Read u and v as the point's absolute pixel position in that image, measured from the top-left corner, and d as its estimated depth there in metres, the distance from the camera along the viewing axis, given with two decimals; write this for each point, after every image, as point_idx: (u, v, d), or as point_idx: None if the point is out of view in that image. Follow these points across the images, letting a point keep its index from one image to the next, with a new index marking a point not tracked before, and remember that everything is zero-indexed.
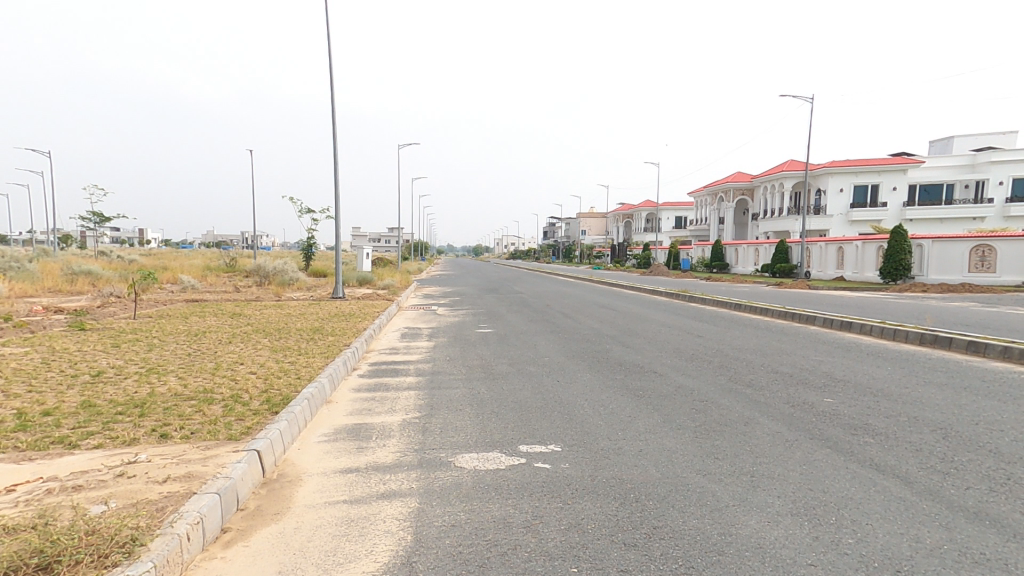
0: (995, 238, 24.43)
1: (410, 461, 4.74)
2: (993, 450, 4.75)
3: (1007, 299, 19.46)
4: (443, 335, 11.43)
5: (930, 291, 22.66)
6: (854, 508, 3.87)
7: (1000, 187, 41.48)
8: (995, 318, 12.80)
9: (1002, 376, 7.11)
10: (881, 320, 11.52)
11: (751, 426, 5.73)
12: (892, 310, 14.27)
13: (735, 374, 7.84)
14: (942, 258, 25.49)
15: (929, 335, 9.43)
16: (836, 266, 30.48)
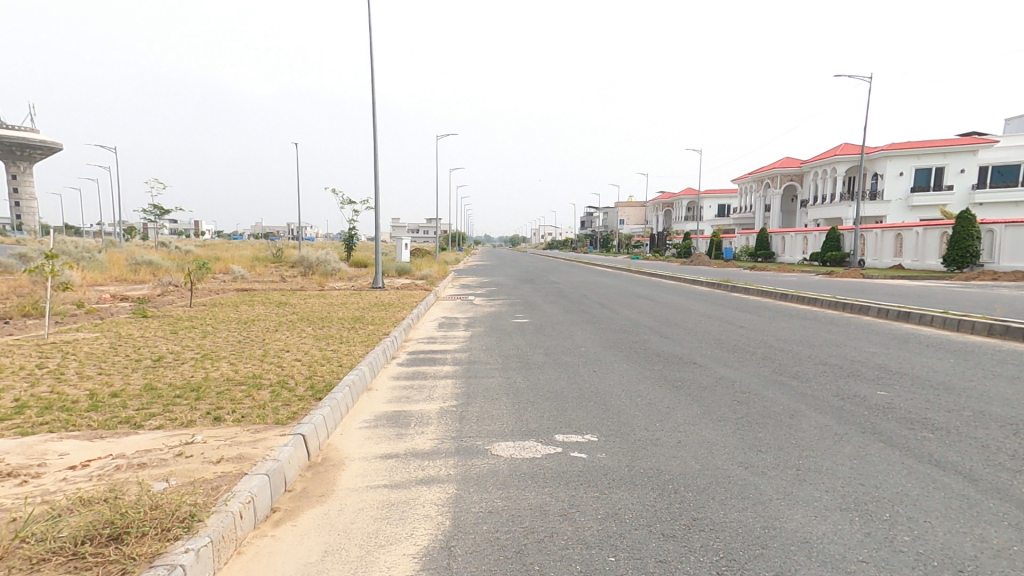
0: None
1: (447, 448, 4.83)
2: None
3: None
4: (480, 325, 11.53)
5: (999, 281, 21.19)
6: (910, 505, 3.69)
7: None
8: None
9: None
10: (943, 310, 10.88)
11: (797, 419, 5.55)
12: (956, 300, 13.41)
13: (781, 366, 7.59)
14: (1017, 243, 23.79)
15: (998, 326, 8.84)
16: (894, 253, 28.97)
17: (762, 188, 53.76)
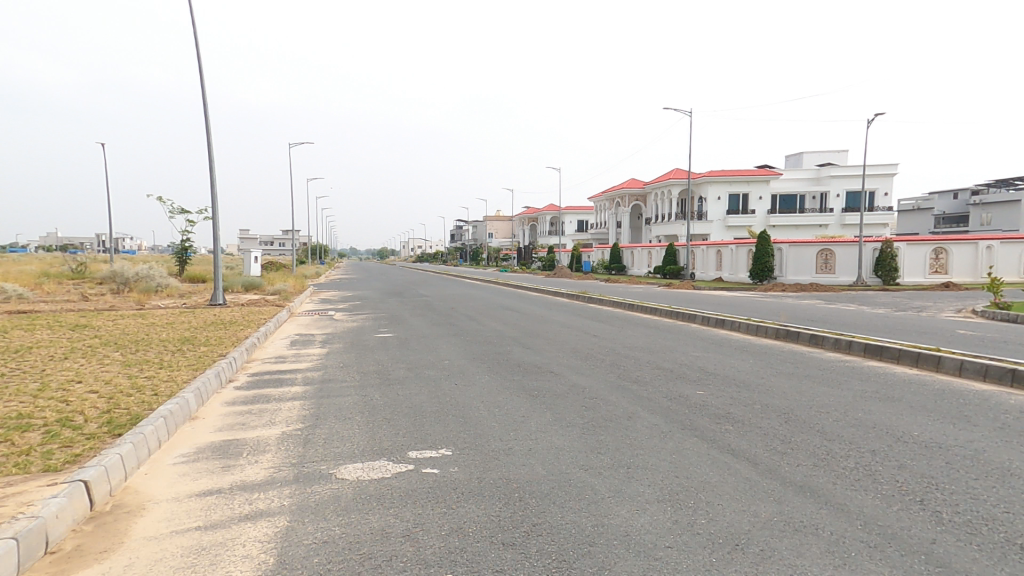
0: (835, 244, 27.92)
1: (284, 477, 4.48)
2: (820, 430, 5.36)
3: (849, 296, 22.40)
4: (338, 342, 10.97)
5: (790, 291, 25.47)
6: (709, 491, 4.21)
7: (838, 199, 46.94)
8: (836, 313, 14.66)
9: (835, 364, 8.14)
10: (747, 317, 12.76)
11: (633, 420, 6.07)
12: (758, 308, 15.81)
13: (623, 371, 8.27)
14: (796, 261, 28.59)
15: (781, 329, 10.55)
16: (715, 267, 33.30)
17: (613, 206, 58.89)
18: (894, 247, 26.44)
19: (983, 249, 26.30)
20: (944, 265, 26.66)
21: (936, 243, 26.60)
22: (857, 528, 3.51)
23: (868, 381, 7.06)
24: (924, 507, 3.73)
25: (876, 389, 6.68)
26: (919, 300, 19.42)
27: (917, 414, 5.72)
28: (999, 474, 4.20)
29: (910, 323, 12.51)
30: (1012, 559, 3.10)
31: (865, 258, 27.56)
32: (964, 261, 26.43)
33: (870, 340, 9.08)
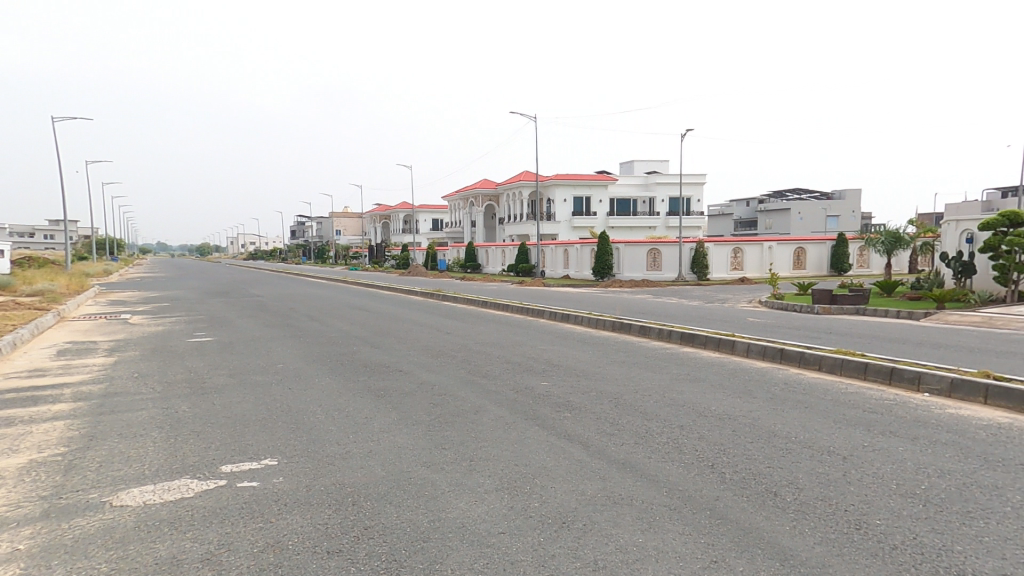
0: (660, 244, 30.83)
1: (28, 514, 3.62)
2: (643, 411, 5.82)
3: (673, 291, 25.36)
4: (138, 349, 9.40)
5: (626, 287, 28.13)
6: (545, 476, 4.29)
7: (663, 204, 52.20)
8: (661, 306, 16.45)
9: (659, 351, 9.05)
10: (588, 311, 13.70)
11: (480, 414, 6.04)
12: (598, 303, 17.11)
13: (473, 366, 8.27)
14: (630, 259, 31.21)
15: (615, 321, 11.50)
16: (563, 266, 35.61)
17: (468, 206, 59.90)
18: (704, 247, 30.44)
19: (766, 249, 31.49)
20: (740, 263, 31.39)
21: (733, 243, 31.11)
22: (663, 495, 3.82)
23: (685, 366, 7.93)
24: (716, 470, 4.20)
25: (688, 371, 7.55)
26: (725, 294, 22.70)
27: (716, 390, 6.56)
28: (773, 437, 4.94)
29: (716, 313, 14.49)
30: (779, 506, 3.61)
31: (684, 257, 30.91)
32: (753, 259, 31.46)
33: (685, 329, 10.29)
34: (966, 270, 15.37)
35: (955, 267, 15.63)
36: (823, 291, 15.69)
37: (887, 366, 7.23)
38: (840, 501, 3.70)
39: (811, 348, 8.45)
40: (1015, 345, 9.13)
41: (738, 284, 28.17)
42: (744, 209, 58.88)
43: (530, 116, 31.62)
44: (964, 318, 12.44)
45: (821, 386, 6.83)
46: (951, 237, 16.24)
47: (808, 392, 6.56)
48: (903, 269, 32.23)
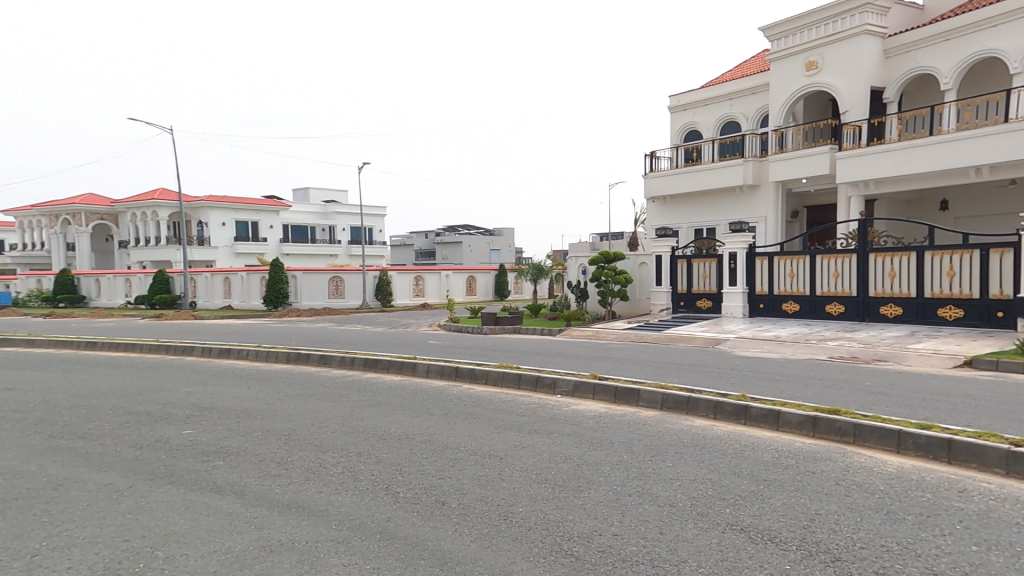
0: (343, 272, 30.75)
1: None
2: (315, 443, 5.42)
3: (360, 318, 25.33)
4: None
5: (302, 315, 26.87)
6: (177, 542, 3.47)
7: (345, 232, 51.80)
8: (336, 334, 16.14)
9: (333, 380, 8.80)
10: (255, 344, 12.51)
11: (66, 487, 4.52)
12: (264, 335, 15.66)
13: (69, 427, 6.24)
14: (309, 287, 30.27)
15: (293, 353, 10.67)
16: (223, 295, 31.88)
17: (64, 225, 47.13)
18: (387, 275, 31.68)
19: (445, 277, 34.82)
20: (421, 289, 33.77)
21: (415, 272, 33.45)
22: (329, 528, 3.56)
23: (364, 391, 7.86)
24: (389, 491, 4.16)
25: (365, 397, 7.48)
26: (406, 319, 23.93)
27: (389, 412, 6.64)
28: (441, 450, 5.22)
29: (398, 338, 14.93)
30: (442, 514, 3.77)
31: (366, 284, 31.64)
32: (434, 286, 34.22)
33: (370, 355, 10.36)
34: (582, 294, 20.06)
35: (575, 292, 20.26)
36: (490, 314, 18.40)
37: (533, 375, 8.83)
38: (495, 498, 4.11)
39: (480, 365, 9.59)
40: (617, 351, 12.28)
41: (420, 309, 30.12)
42: (421, 240, 61.49)
43: (167, 131, 28.13)
44: (582, 331, 16.32)
45: (484, 399, 7.62)
46: (573, 268, 20.98)
47: (480, 404, 7.23)
48: (544, 295, 40.34)
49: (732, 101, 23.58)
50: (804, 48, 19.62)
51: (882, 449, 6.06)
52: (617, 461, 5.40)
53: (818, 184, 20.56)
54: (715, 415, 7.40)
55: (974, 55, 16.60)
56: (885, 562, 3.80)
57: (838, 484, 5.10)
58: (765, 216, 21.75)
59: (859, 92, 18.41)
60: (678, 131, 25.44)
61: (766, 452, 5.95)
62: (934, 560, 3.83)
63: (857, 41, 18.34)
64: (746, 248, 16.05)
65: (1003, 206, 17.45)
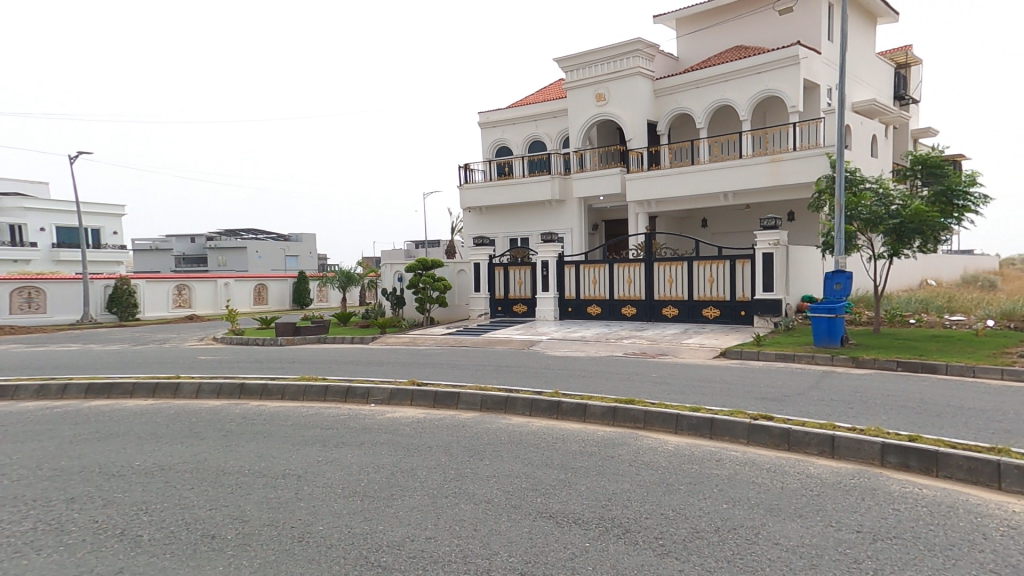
0: (38, 280, 24.58)
1: None
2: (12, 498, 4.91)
3: (126, 333, 21.07)
4: None
5: None
6: None
7: (40, 233, 39.51)
8: (44, 358, 13.53)
9: (33, 415, 8.05)
10: None
11: None
12: None
13: None
14: None
15: None
16: None
17: None
18: (127, 283, 26.49)
19: (220, 286, 30.99)
20: (187, 299, 29.31)
21: (177, 280, 28.97)
22: None
23: (94, 424, 7.41)
24: (127, 536, 4.15)
25: (96, 429, 7.12)
26: (187, 333, 20.55)
27: (156, 442, 6.52)
28: (220, 475, 5.38)
29: (161, 356, 13.71)
30: (213, 549, 3.95)
31: (91, 295, 26.05)
32: (205, 296, 30.10)
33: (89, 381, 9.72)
34: (399, 301, 19.86)
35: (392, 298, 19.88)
36: (287, 323, 16.78)
37: (344, 386, 8.77)
38: (283, 520, 4.41)
39: (276, 380, 9.38)
40: (429, 356, 12.35)
41: (184, 322, 26.20)
42: (185, 242, 52.06)
43: None
44: (399, 338, 15.99)
45: (285, 413, 7.82)
46: (388, 275, 20.43)
47: (267, 421, 7.39)
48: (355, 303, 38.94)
49: (537, 123, 25.63)
50: (593, 81, 22.33)
51: (665, 431, 6.95)
52: (430, 464, 5.68)
53: (612, 201, 23.46)
54: (530, 412, 7.78)
55: (712, 102, 20.50)
56: (663, 528, 4.33)
57: (630, 464, 5.68)
58: (571, 228, 24.06)
59: (638, 124, 21.48)
60: (490, 147, 26.83)
61: (574, 442, 6.39)
62: (698, 520, 4.49)
63: (634, 80, 21.40)
64: (555, 257, 17.45)
65: (745, 224, 21.81)
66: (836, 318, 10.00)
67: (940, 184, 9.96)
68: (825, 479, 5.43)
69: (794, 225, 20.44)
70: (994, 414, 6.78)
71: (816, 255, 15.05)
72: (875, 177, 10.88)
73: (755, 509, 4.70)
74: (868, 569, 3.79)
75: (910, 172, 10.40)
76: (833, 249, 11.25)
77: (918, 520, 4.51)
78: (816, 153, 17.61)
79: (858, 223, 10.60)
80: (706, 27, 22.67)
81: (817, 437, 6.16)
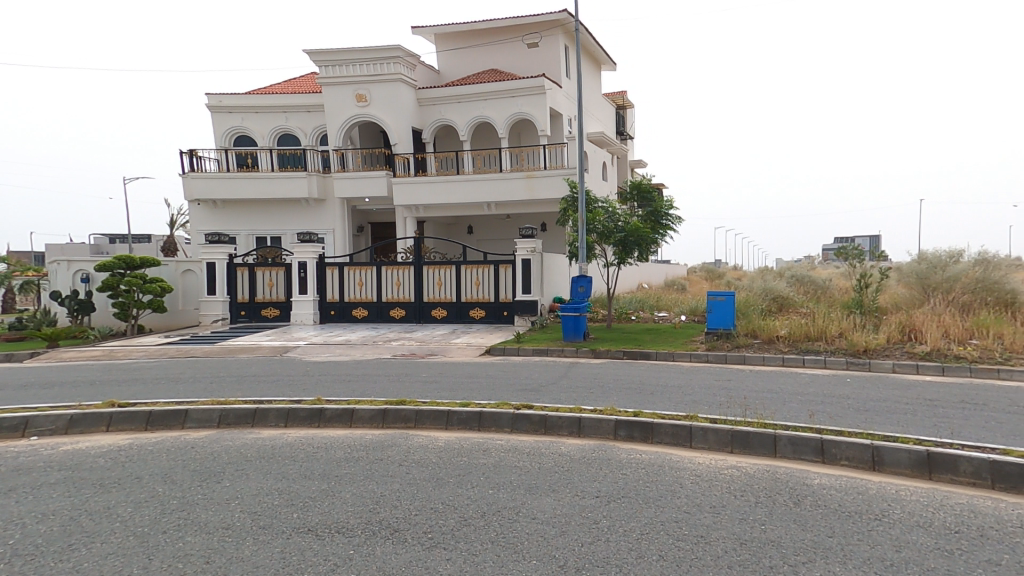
0: None
1: None
2: None
3: None
4: None
5: None
6: None
7: None
8: None
9: None
10: None
11: None
12: None
13: None
14: None
15: None
16: None
17: None
18: None
19: None
20: None
21: None
22: None
23: None
24: None
25: None
26: None
27: None
28: None
29: None
30: None
31: None
32: None
33: None
34: (80, 308, 15.28)
35: (70, 305, 15.22)
36: None
37: None
38: None
39: None
40: (136, 371, 9.83)
41: None
42: None
43: None
44: (88, 352, 12.38)
45: None
46: (64, 276, 15.93)
47: None
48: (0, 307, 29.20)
49: (287, 114, 23.44)
50: (352, 80, 21.52)
51: (435, 428, 6.80)
52: (130, 499, 4.34)
53: (378, 204, 22.93)
54: (285, 423, 6.77)
55: (472, 117, 21.81)
56: (431, 522, 4.10)
57: (400, 464, 5.33)
58: (333, 229, 22.64)
59: (403, 129, 21.52)
60: (227, 134, 23.44)
61: (338, 449, 5.73)
62: (465, 508, 4.39)
63: (396, 86, 21.34)
64: (315, 258, 16.06)
65: (505, 233, 23.76)
66: (580, 316, 11.50)
67: (650, 206, 12.34)
68: (572, 455, 5.94)
69: (545, 235, 23.09)
70: (687, 389, 8.56)
71: (562, 262, 17.16)
72: (605, 197, 12.87)
73: (515, 490, 4.83)
74: (605, 528, 4.17)
75: (629, 195, 12.62)
76: (576, 257, 12.97)
77: (638, 480, 5.21)
78: (560, 174, 20.16)
79: (594, 235, 12.47)
80: (462, 47, 24.22)
81: (567, 419, 6.74)
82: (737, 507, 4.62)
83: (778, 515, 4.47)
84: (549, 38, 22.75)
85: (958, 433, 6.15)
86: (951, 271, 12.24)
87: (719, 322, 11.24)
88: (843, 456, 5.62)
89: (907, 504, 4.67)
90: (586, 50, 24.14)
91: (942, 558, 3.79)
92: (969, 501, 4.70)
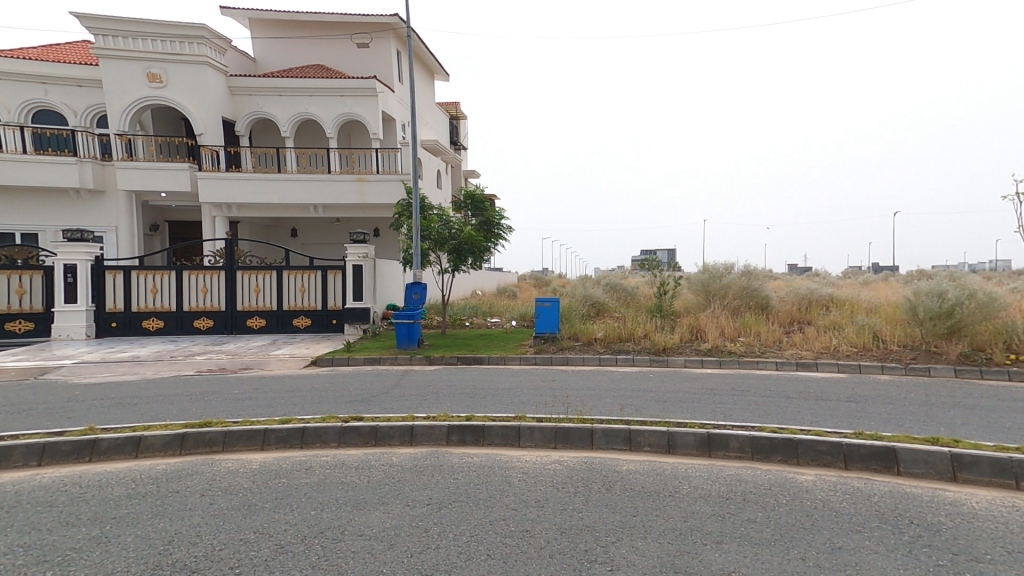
0: None
1: None
2: None
3: None
4: None
5: None
6: None
7: None
8: None
9: None
10: None
11: None
12: None
13: None
14: None
15: None
16: None
17: None
18: None
19: None
20: None
21: None
22: None
23: None
24: None
25: None
26: None
27: None
28: None
29: None
30: None
31: None
32: None
33: None
34: None
35: None
36: None
37: None
38: None
39: None
40: None
41: None
42: None
43: None
44: None
45: None
46: None
47: None
48: None
49: (50, 87, 19.10)
50: (142, 56, 18.39)
51: (248, 450, 5.99)
52: None
53: (178, 200, 19.84)
54: (41, 461, 5.37)
55: (296, 113, 20.18)
56: (239, 555, 3.55)
57: (202, 495, 4.54)
58: (115, 226, 18.93)
59: (209, 118, 18.97)
60: None
61: (116, 485, 4.69)
62: (283, 534, 3.90)
63: (200, 70, 18.74)
64: (89, 260, 13.19)
65: (332, 238, 22.38)
66: (414, 323, 11.30)
67: (482, 215, 12.66)
68: (403, 465, 5.72)
69: (377, 241, 22.33)
70: (516, 391, 8.92)
71: (395, 269, 16.73)
72: (439, 205, 12.87)
73: (340, 508, 4.45)
74: (435, 535, 4.06)
75: (462, 204, 12.79)
76: (410, 264, 12.72)
77: (469, 483, 5.21)
78: (393, 179, 19.67)
79: (428, 242, 12.41)
80: (284, 37, 22.39)
81: (399, 428, 6.47)
82: (559, 498, 4.91)
83: (594, 502, 4.84)
84: (380, 40, 22.18)
85: (730, 415, 7.42)
86: (724, 281, 14.86)
87: (545, 327, 12.01)
88: (646, 443, 6.35)
89: (692, 479, 5.44)
90: (418, 58, 24.14)
91: (717, 521, 4.47)
92: (736, 471, 5.66)
